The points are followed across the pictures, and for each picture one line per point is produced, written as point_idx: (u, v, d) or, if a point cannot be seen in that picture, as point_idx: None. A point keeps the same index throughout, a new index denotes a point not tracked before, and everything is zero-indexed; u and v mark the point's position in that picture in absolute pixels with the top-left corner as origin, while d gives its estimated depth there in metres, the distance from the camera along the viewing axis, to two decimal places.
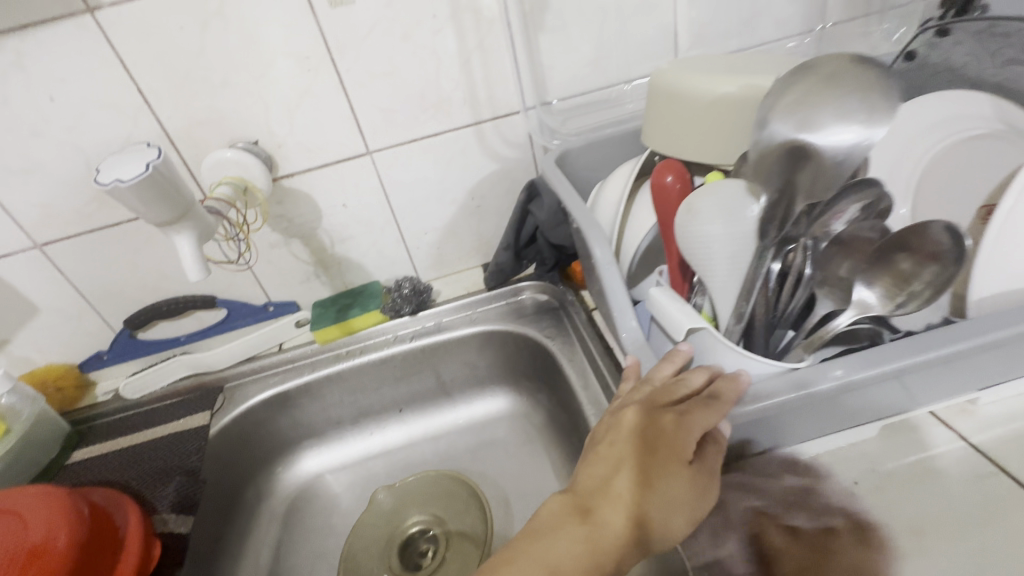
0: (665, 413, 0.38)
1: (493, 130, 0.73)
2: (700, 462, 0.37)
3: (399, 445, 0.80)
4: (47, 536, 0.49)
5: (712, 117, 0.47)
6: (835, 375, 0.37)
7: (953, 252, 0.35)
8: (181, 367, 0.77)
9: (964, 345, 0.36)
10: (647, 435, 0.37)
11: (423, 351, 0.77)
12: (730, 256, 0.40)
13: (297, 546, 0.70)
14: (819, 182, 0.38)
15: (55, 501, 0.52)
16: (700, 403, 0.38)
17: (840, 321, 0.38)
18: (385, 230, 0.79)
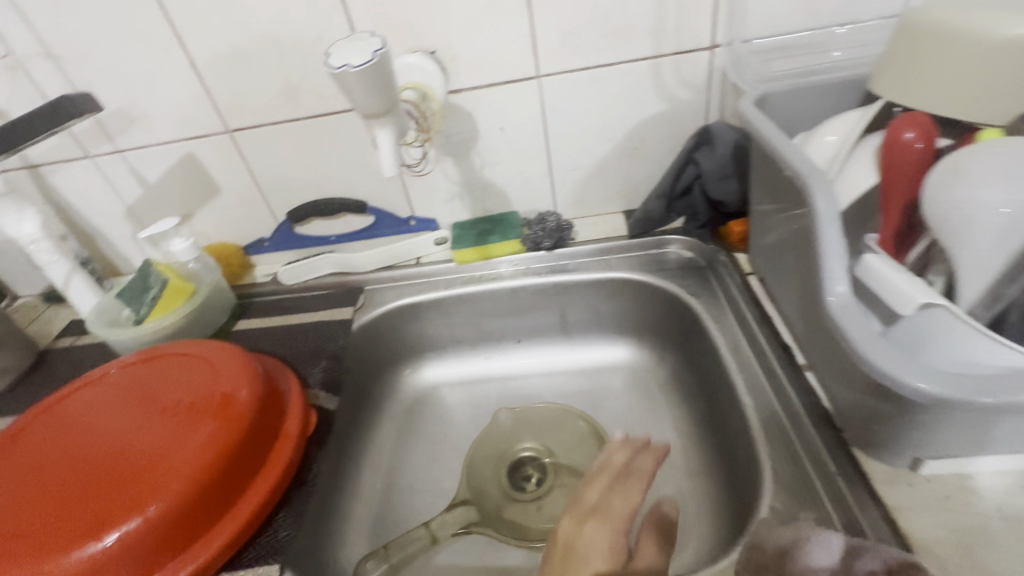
0: (598, 510, 0.45)
1: (671, 67, 0.68)
2: (638, 555, 0.41)
3: (514, 374, 0.82)
4: (233, 385, 0.55)
5: (995, 64, 0.41)
6: None
7: None
8: (328, 265, 0.83)
9: None
10: (585, 539, 0.43)
11: (554, 288, 0.77)
12: (1001, 229, 0.35)
13: (414, 444, 0.75)
14: None
15: (238, 359, 0.59)
16: (626, 489, 0.47)
17: None
18: (536, 161, 0.77)
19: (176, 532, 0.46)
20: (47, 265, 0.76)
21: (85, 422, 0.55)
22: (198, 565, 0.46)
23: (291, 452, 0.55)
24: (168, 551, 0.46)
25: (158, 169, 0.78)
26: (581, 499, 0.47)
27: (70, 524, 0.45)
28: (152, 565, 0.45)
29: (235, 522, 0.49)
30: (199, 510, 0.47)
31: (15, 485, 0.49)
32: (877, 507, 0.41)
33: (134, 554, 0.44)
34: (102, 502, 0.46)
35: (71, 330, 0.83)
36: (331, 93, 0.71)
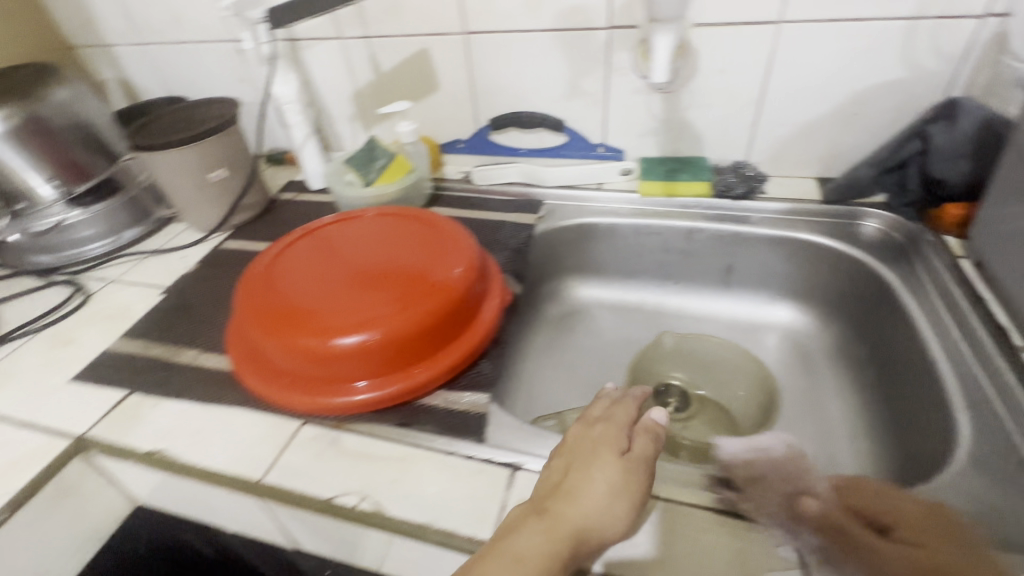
0: (602, 420, 0.48)
1: (929, 33, 0.66)
2: (631, 453, 0.44)
3: (666, 311, 0.86)
4: (457, 258, 0.61)
5: None
6: None
7: None
8: (516, 173, 0.90)
9: None
10: (590, 437, 0.45)
11: (730, 238, 0.79)
12: None
13: (566, 349, 0.82)
14: None
15: (465, 235, 0.65)
16: (620, 407, 0.49)
17: None
18: (744, 109, 0.78)
19: (393, 355, 0.54)
20: (293, 126, 0.88)
21: (332, 250, 0.64)
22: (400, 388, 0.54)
23: (484, 331, 0.61)
24: (378, 371, 0.54)
25: (394, 59, 0.88)
26: (586, 415, 0.50)
27: (321, 317, 0.55)
28: (360, 377, 0.54)
29: (432, 371, 0.55)
30: (409, 349, 0.55)
31: (278, 282, 0.60)
32: None
33: (360, 361, 0.53)
34: (341, 313, 0.55)
35: (291, 188, 0.97)
36: (571, 9, 0.75)
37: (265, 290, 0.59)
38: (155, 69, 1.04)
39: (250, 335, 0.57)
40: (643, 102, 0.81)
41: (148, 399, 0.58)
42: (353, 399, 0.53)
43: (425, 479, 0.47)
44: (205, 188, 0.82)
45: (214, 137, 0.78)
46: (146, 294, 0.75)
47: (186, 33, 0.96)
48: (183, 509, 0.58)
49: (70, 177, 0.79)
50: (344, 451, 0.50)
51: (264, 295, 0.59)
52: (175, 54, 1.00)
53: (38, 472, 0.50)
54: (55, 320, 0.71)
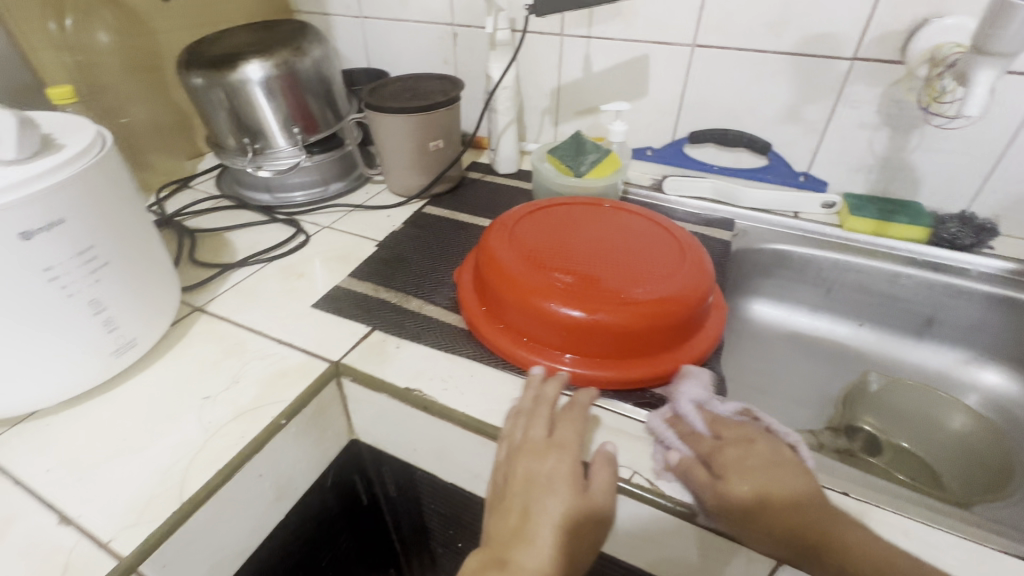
0: (551, 445, 0.47)
1: None
2: (590, 485, 0.45)
3: (848, 352, 0.83)
4: (695, 265, 0.61)
5: None
6: None
7: None
8: (708, 189, 0.90)
9: None
10: (545, 469, 0.45)
11: (943, 288, 0.75)
12: None
13: (745, 370, 0.81)
14: None
15: (697, 244, 0.65)
16: (562, 424, 0.49)
17: None
18: (981, 160, 0.75)
19: (622, 342, 0.56)
20: (500, 111, 0.92)
21: (563, 227, 0.67)
22: (611, 373, 0.56)
23: (704, 348, 0.59)
24: (605, 353, 0.56)
25: (609, 61, 0.90)
26: (533, 429, 0.49)
27: (557, 284, 0.58)
28: (584, 353, 0.56)
29: (658, 369, 0.56)
30: (637, 342, 0.56)
31: (513, 244, 0.63)
32: None
33: (590, 339, 0.56)
34: (577, 288, 0.58)
35: (477, 168, 1.01)
36: (817, 36, 0.75)
37: (507, 243, 0.64)
38: (363, 40, 1.12)
39: (488, 289, 0.61)
40: (866, 136, 0.80)
41: (391, 338, 0.61)
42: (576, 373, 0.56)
43: None
44: (421, 155, 0.87)
45: (443, 107, 0.83)
46: (361, 243, 0.80)
47: (408, 11, 1.02)
48: (403, 448, 0.61)
49: (305, 127, 0.86)
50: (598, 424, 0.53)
51: (502, 253, 0.62)
52: (389, 29, 1.07)
53: (307, 387, 0.54)
54: (282, 253, 0.77)
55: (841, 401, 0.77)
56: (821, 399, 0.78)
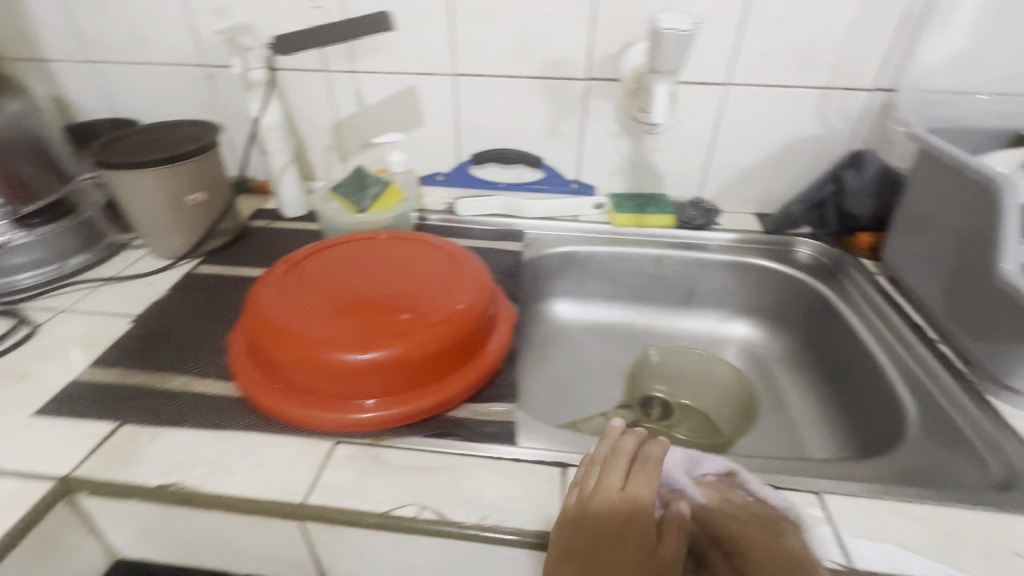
0: (625, 499, 0.44)
1: (837, 100, 0.83)
2: (659, 551, 0.42)
3: (639, 330, 0.93)
4: (473, 278, 0.64)
5: None
6: None
7: None
8: (497, 206, 0.95)
9: None
10: (615, 525, 0.43)
11: (694, 263, 0.89)
12: None
13: (556, 368, 0.86)
14: None
15: (475, 258, 0.68)
16: (644, 484, 0.46)
17: None
18: (697, 154, 0.91)
19: (411, 372, 0.55)
20: (273, 152, 0.87)
21: (341, 269, 0.64)
22: (415, 405, 0.54)
23: (495, 357, 0.62)
24: (397, 388, 0.55)
25: (380, 94, 0.91)
26: (605, 485, 0.45)
27: (335, 329, 0.55)
28: (377, 393, 0.54)
29: (453, 389, 0.56)
30: (427, 368, 0.56)
31: (286, 297, 0.59)
32: (1015, 437, 0.53)
33: (379, 378, 0.54)
34: (358, 328, 0.55)
35: (263, 215, 0.93)
36: (554, 61, 0.85)
37: (278, 297, 0.59)
38: (100, 89, 0.97)
39: (262, 350, 0.56)
40: (613, 144, 0.92)
41: (143, 429, 0.52)
42: (373, 416, 0.53)
43: (480, 484, 0.47)
44: (180, 211, 0.77)
45: (197, 156, 0.75)
46: (111, 322, 0.68)
47: (148, 54, 0.91)
48: (181, 554, 0.52)
49: (15, 196, 0.71)
50: (387, 465, 0.49)
51: (273, 309, 0.57)
52: (130, 75, 0.94)
53: (16, 520, 0.43)
54: None
55: (629, 380, 0.85)
56: (615, 379, 0.85)
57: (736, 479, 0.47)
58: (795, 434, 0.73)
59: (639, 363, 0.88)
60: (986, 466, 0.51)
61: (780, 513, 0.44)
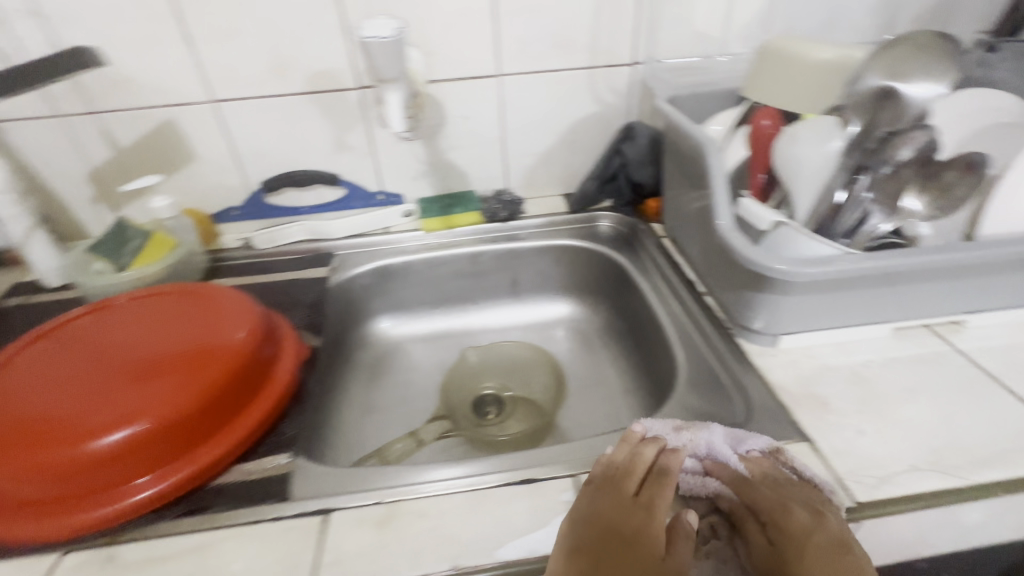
0: (643, 504, 0.45)
1: (604, 76, 0.87)
2: (671, 555, 0.41)
3: (472, 330, 0.93)
4: (235, 321, 0.60)
5: (812, 77, 0.60)
6: (855, 256, 0.52)
7: (966, 169, 0.51)
8: (300, 232, 0.89)
9: (950, 255, 0.52)
10: (635, 526, 0.43)
11: (508, 254, 0.90)
12: (814, 172, 0.53)
13: (387, 389, 0.83)
14: (892, 116, 0.51)
15: (241, 300, 0.64)
16: (662, 488, 0.46)
17: (879, 226, 0.53)
18: (493, 147, 0.92)
19: (160, 446, 0.50)
20: (9, 220, 0.75)
21: (77, 350, 0.57)
22: (199, 463, 0.51)
23: (273, 400, 0.59)
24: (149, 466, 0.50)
25: (135, 133, 0.82)
26: (619, 487, 0.46)
27: (58, 423, 0.48)
28: (126, 478, 0.49)
29: (220, 447, 0.52)
30: (181, 436, 0.51)
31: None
32: (755, 371, 0.58)
33: (120, 463, 0.48)
34: (88, 415, 0.49)
35: (22, 290, 0.81)
36: (319, 73, 0.80)
37: None
38: None
39: None
40: (406, 149, 0.89)
41: None
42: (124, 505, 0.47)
43: (227, 558, 0.45)
44: None
45: None
46: None
47: None
48: None
49: None
50: (125, 564, 0.45)
51: None
52: None
53: None
54: None
55: (444, 390, 0.84)
56: (431, 390, 0.84)
57: (783, 456, 0.47)
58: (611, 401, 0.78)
59: (458, 368, 0.88)
60: (731, 405, 0.56)
61: (826, 495, 0.45)
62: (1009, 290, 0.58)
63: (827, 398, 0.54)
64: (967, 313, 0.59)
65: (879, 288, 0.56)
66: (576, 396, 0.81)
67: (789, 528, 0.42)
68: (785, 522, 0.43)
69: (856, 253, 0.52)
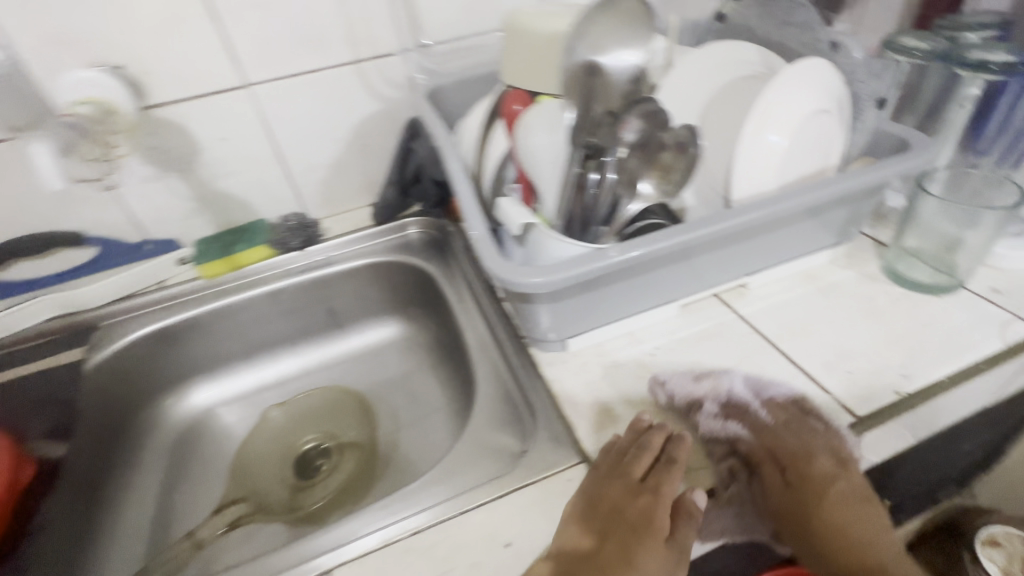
0: (649, 486, 0.44)
1: (376, 70, 0.76)
2: (675, 540, 0.42)
3: (294, 374, 0.84)
4: None
5: (548, 50, 0.53)
6: (603, 251, 0.47)
7: (689, 142, 0.46)
8: (48, 308, 0.72)
9: (701, 233, 0.49)
10: (638, 509, 0.44)
11: (313, 285, 0.80)
12: (548, 162, 0.48)
13: (189, 472, 0.73)
14: (604, 92, 0.46)
15: None
16: (667, 476, 0.44)
17: (629, 210, 0.48)
18: (269, 167, 0.79)
19: None
20: None
21: None
22: None
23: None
24: None
25: None
26: (626, 473, 0.44)
27: None
28: None
29: None
30: None
31: None
32: (543, 386, 0.54)
33: None
34: None
35: None
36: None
37: None
38: None
39: None
40: (157, 187, 0.75)
41: None
42: None
43: None
44: None
45: None
46: None
47: None
48: None
49: None
50: None
51: None
52: None
53: None
54: None
55: (234, 470, 0.73)
56: (230, 467, 0.73)
57: (806, 406, 0.47)
58: (437, 424, 0.74)
59: (256, 434, 0.77)
60: (522, 432, 0.52)
61: (844, 443, 0.45)
62: (777, 247, 0.57)
63: (610, 404, 0.50)
64: (746, 276, 0.59)
65: (647, 275, 0.52)
66: (404, 427, 0.75)
67: (813, 476, 0.45)
68: (809, 471, 0.45)
69: (604, 247, 0.47)
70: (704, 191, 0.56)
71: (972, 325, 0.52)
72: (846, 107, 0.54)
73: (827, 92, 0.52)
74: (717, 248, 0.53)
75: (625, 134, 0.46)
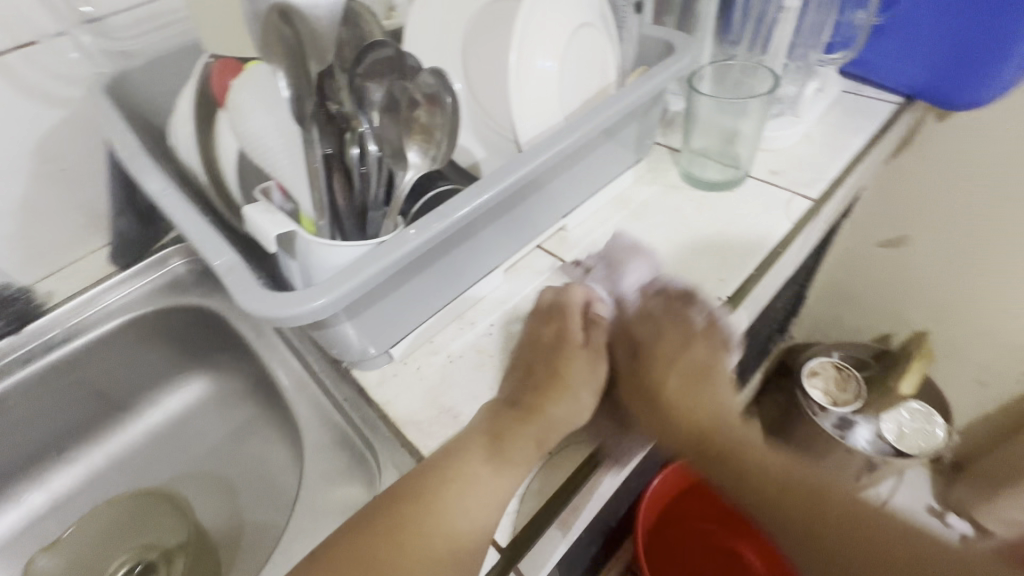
0: (544, 350, 0.43)
1: (32, 62, 0.52)
2: (581, 377, 0.41)
3: (70, 491, 0.63)
4: None
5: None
6: (386, 238, 0.38)
7: (440, 90, 0.39)
8: None
9: (502, 188, 0.41)
10: (542, 367, 0.42)
11: (51, 373, 0.59)
12: (283, 146, 0.38)
13: None
14: (320, 38, 0.36)
15: None
16: (569, 319, 0.44)
17: (405, 183, 0.39)
18: None
19: None
20: None
21: None
22: None
23: None
24: None
25: None
26: (542, 324, 0.44)
27: None
28: None
29: None
30: None
31: None
32: (379, 415, 0.45)
33: None
34: None
35: None
36: None
37: None
38: None
39: None
40: None
41: None
42: None
43: None
44: None
45: None
46: None
47: None
48: None
49: None
50: None
51: None
52: None
53: None
54: None
55: None
56: None
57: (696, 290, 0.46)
58: (275, 483, 0.60)
59: None
60: (371, 474, 0.44)
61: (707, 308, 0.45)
62: (583, 180, 0.53)
63: (458, 408, 0.44)
64: (561, 219, 0.55)
65: (457, 250, 0.45)
66: (244, 496, 0.61)
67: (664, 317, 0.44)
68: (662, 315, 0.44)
69: (389, 236, 0.38)
70: (489, 138, 0.48)
71: (765, 211, 0.55)
72: (608, 19, 0.51)
73: (586, 4, 0.48)
74: (523, 200, 0.48)
75: (367, 93, 0.38)
